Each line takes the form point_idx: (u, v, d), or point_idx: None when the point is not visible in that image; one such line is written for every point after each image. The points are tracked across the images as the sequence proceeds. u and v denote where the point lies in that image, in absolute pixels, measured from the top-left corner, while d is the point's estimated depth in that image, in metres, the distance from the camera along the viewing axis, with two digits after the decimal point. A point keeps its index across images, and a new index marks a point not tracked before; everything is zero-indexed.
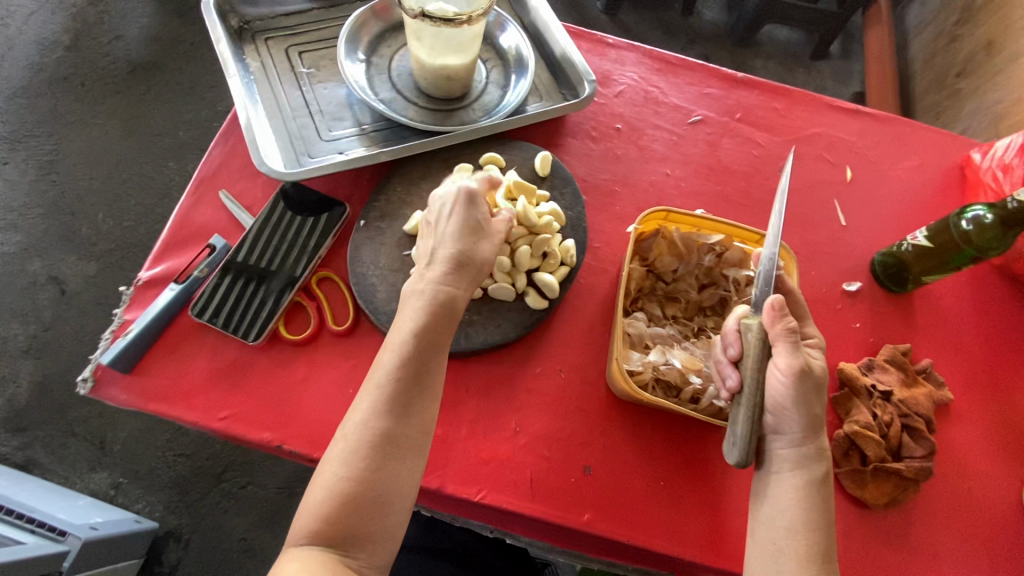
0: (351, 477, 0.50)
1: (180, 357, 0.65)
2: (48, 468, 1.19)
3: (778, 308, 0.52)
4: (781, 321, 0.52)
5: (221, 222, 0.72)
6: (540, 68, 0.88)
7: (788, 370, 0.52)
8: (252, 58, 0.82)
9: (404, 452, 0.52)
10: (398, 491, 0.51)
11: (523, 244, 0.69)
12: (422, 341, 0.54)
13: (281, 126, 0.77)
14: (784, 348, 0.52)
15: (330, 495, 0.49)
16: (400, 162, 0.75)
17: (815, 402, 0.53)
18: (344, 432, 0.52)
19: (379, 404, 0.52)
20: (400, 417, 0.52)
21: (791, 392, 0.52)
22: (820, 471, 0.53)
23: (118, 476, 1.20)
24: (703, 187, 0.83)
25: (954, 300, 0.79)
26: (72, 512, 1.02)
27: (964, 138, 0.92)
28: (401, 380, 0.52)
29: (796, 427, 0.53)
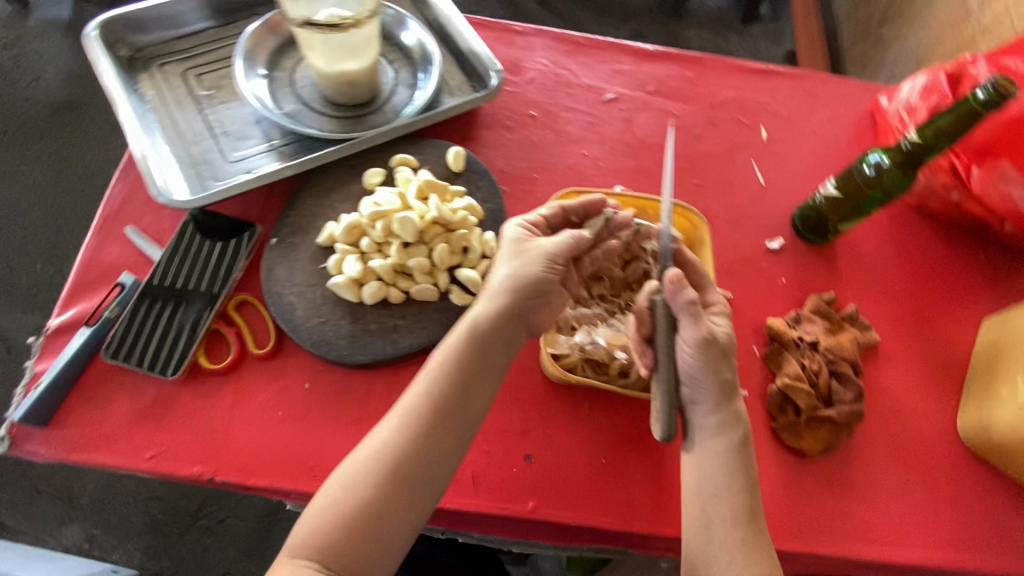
0: (360, 492, 0.53)
1: (100, 402, 0.63)
2: (17, 530, 1.16)
3: (676, 281, 0.55)
4: (681, 293, 0.55)
5: (130, 258, 0.70)
6: (449, 63, 0.86)
7: (693, 341, 0.55)
8: (147, 86, 0.79)
9: (418, 477, 0.55)
10: (399, 513, 0.54)
11: (440, 242, 0.68)
12: (462, 371, 0.58)
13: (184, 153, 0.75)
14: (686, 319, 0.56)
15: (334, 505, 0.53)
16: (309, 175, 0.74)
17: (723, 370, 0.56)
18: (364, 445, 0.56)
19: (403, 424, 0.56)
20: (421, 441, 0.55)
21: (699, 361, 0.55)
22: (737, 435, 0.55)
23: (91, 528, 1.17)
24: (621, 164, 0.83)
25: (875, 244, 0.81)
26: (46, 568, 1.00)
27: (873, 85, 0.94)
28: (427, 406, 0.57)
29: (709, 396, 0.55)
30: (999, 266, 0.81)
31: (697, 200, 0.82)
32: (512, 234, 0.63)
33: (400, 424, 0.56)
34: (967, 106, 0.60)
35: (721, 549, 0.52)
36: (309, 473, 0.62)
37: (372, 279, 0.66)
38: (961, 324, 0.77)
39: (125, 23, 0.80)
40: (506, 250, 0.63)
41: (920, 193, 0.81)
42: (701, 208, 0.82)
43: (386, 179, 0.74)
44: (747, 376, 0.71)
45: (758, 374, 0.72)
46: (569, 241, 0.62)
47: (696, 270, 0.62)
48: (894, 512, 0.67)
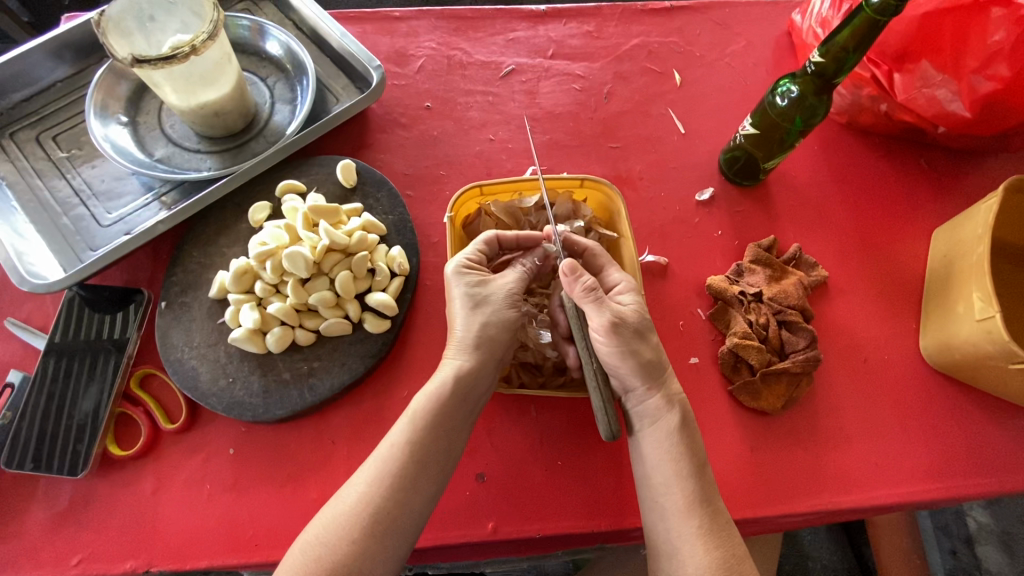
0: (341, 547, 0.48)
1: (12, 513, 0.58)
2: None
3: (569, 272, 0.53)
4: (578, 282, 0.53)
5: (16, 353, 0.64)
6: (327, 68, 0.79)
7: (603, 330, 0.52)
8: (0, 160, 0.73)
9: (400, 529, 0.50)
10: (380, 567, 0.49)
11: (341, 269, 0.63)
12: (444, 413, 0.54)
13: (52, 226, 0.68)
14: (590, 307, 0.53)
15: (313, 562, 0.48)
16: (191, 225, 0.68)
17: (643, 351, 0.53)
18: (340, 498, 0.51)
19: (379, 478, 0.51)
20: (402, 492, 0.51)
21: (613, 347, 0.52)
22: (675, 417, 0.53)
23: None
24: (532, 141, 0.77)
25: (810, 174, 0.76)
26: None
27: (785, 2, 0.87)
28: (406, 458, 0.52)
29: (637, 380, 0.53)
30: (940, 170, 0.76)
31: (617, 164, 0.77)
32: (464, 282, 0.58)
33: (377, 467, 0.52)
34: (863, 15, 0.54)
35: (681, 539, 0.49)
36: (249, 543, 0.57)
37: (275, 324, 0.62)
38: (912, 239, 0.73)
39: None
40: (461, 300, 0.57)
41: (848, 109, 0.76)
42: (623, 172, 0.76)
43: (274, 212, 0.69)
44: (696, 341, 0.68)
45: (707, 337, 0.68)
46: (519, 276, 0.59)
47: (591, 253, 0.60)
48: (872, 451, 0.64)
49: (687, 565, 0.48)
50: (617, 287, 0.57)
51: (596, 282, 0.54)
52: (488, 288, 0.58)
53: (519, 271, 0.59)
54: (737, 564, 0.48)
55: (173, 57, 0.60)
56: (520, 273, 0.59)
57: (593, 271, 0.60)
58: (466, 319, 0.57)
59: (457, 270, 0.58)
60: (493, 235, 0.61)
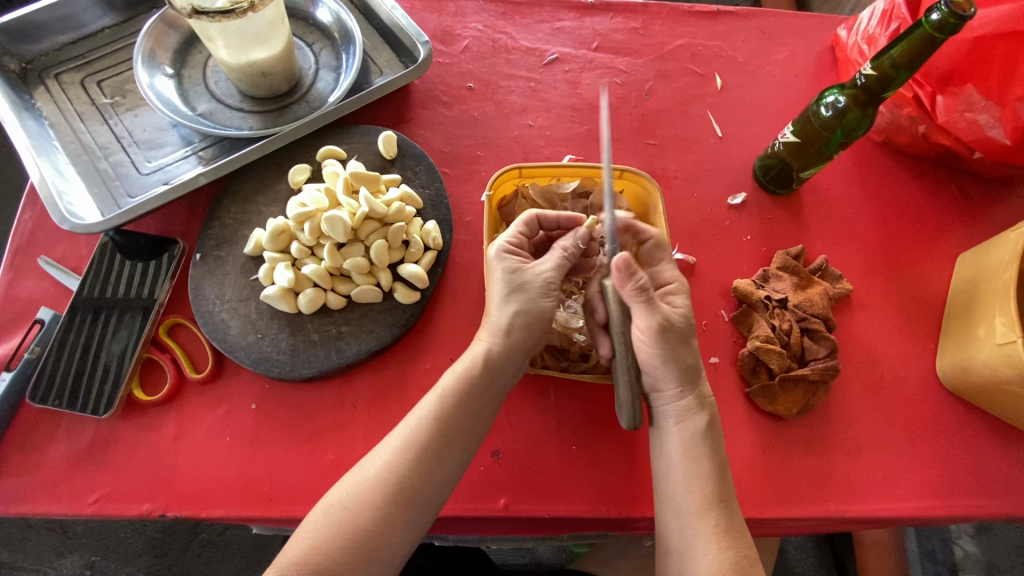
0: (364, 509, 0.49)
1: (34, 447, 0.59)
2: (15, 566, 1.10)
3: (625, 269, 0.51)
4: (629, 280, 0.51)
5: (48, 291, 0.65)
6: (374, 41, 0.80)
7: (649, 330, 0.53)
8: (44, 100, 0.73)
9: (419, 500, 0.51)
10: (396, 537, 0.50)
11: (378, 238, 0.64)
12: (469, 399, 0.55)
13: (93, 170, 0.69)
14: (640, 307, 0.52)
15: (335, 525, 0.49)
16: (230, 180, 0.69)
17: (685, 355, 0.54)
18: (368, 462, 0.52)
19: (406, 447, 0.52)
20: (427, 467, 0.52)
21: (654, 348, 0.53)
22: (702, 419, 0.55)
23: (91, 555, 1.11)
24: (570, 130, 0.78)
25: (842, 187, 0.77)
26: None
27: (831, 16, 0.88)
28: (434, 429, 0.53)
29: (671, 383, 0.54)
30: (971, 197, 0.77)
31: (653, 161, 0.77)
32: (503, 266, 0.58)
33: (400, 442, 0.53)
34: (921, 31, 0.55)
35: (696, 535, 0.50)
36: (265, 496, 0.58)
37: (308, 286, 0.63)
38: (936, 262, 0.74)
39: (8, 33, 0.72)
40: (501, 282, 0.58)
41: (886, 128, 0.77)
42: (658, 169, 0.77)
43: (314, 175, 0.70)
44: (717, 341, 0.69)
45: (729, 339, 0.69)
46: (559, 265, 0.58)
47: (656, 243, 0.61)
48: (878, 463, 0.65)
49: (700, 560, 0.49)
50: (669, 287, 0.59)
51: (648, 280, 0.53)
52: (526, 275, 0.58)
53: (559, 257, 0.58)
54: (750, 565, 0.49)
55: (231, 11, 0.61)
56: (559, 258, 0.58)
57: (649, 261, 0.61)
58: (501, 306, 0.57)
59: (495, 253, 0.59)
60: (533, 216, 0.61)
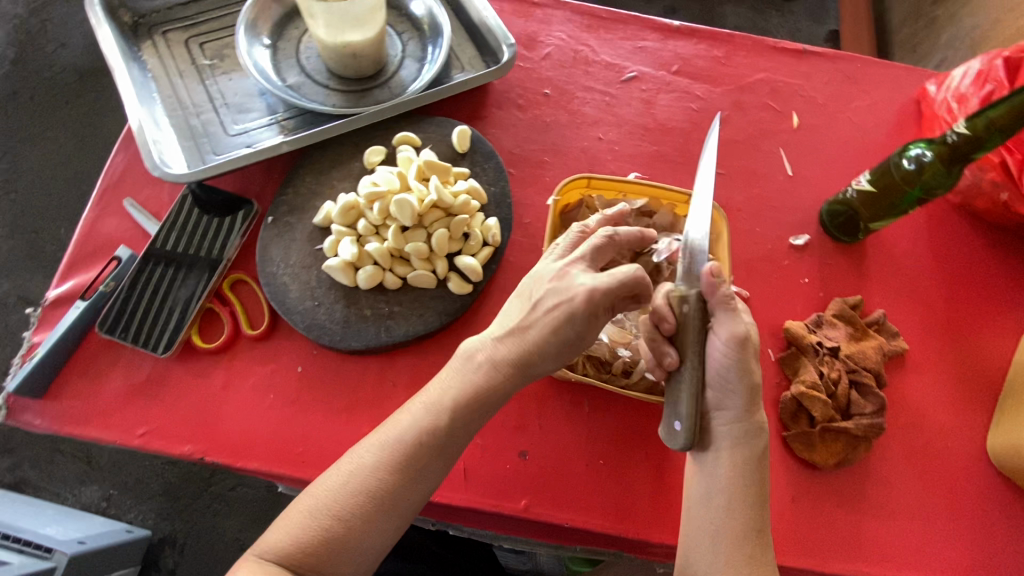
0: (335, 517, 0.48)
1: (94, 375, 0.63)
2: (39, 487, 1.16)
3: (717, 275, 0.49)
4: (718, 288, 0.50)
5: (128, 231, 0.69)
6: (461, 37, 0.82)
7: (729, 339, 0.50)
8: (150, 54, 0.78)
9: (393, 504, 0.49)
10: (370, 537, 0.48)
11: (440, 227, 0.66)
12: (454, 413, 0.51)
13: (184, 125, 0.73)
14: (723, 315, 0.50)
15: (311, 522, 0.48)
16: (309, 152, 0.72)
17: (752, 371, 0.51)
18: (348, 466, 0.50)
19: (393, 453, 0.50)
20: (409, 473, 0.49)
21: (731, 361, 0.50)
22: (758, 446, 0.52)
23: (109, 488, 1.17)
24: (639, 148, 0.78)
25: (911, 244, 0.75)
26: (62, 527, 1.00)
27: (920, 70, 0.86)
28: (420, 437, 0.50)
29: (738, 402, 0.51)
30: None
31: (717, 190, 0.77)
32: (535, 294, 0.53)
33: (384, 449, 0.50)
34: None
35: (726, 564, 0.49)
36: (298, 458, 0.60)
37: (368, 263, 0.65)
38: (999, 335, 0.71)
39: None
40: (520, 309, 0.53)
41: (965, 190, 0.74)
42: (722, 199, 0.76)
43: (388, 158, 0.72)
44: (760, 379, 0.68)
45: (772, 379, 0.68)
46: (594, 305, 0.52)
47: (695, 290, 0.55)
48: (909, 532, 0.62)
49: None
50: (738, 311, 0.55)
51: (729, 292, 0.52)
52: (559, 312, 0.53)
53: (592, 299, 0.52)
54: None
55: None
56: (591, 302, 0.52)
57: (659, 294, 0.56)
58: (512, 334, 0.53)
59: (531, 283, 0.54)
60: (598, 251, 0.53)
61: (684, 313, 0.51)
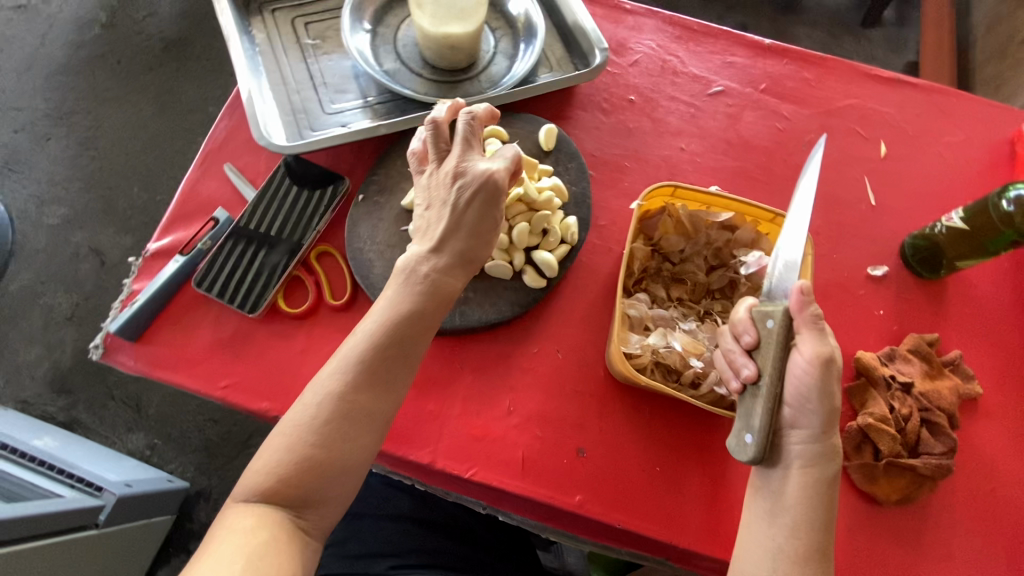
0: (303, 450, 0.49)
1: (185, 326, 0.67)
2: (90, 429, 1.23)
3: (807, 294, 0.50)
4: (807, 307, 0.50)
5: (226, 195, 0.73)
6: (552, 38, 0.84)
7: (813, 359, 0.50)
8: (258, 30, 0.82)
9: (373, 417, 0.52)
10: (356, 455, 0.50)
11: (523, 220, 0.67)
12: (387, 344, 0.53)
13: (285, 100, 0.77)
14: (811, 335, 0.51)
15: (286, 455, 0.48)
16: (400, 137, 0.75)
17: (834, 394, 0.51)
18: (302, 405, 0.51)
19: (344, 378, 0.51)
20: (373, 386, 0.52)
21: (813, 381, 0.50)
22: (830, 470, 0.51)
23: (154, 438, 1.23)
24: (719, 162, 0.78)
25: (994, 287, 0.73)
26: (112, 469, 1.06)
27: (1018, 110, 0.83)
28: (367, 355, 0.52)
29: (814, 423, 0.51)
30: None
31: None
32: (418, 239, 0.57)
33: (346, 370, 0.52)
34: None
35: None
36: None
37: None
38: None
39: None
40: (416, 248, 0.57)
41: None
42: None
43: None
44: None
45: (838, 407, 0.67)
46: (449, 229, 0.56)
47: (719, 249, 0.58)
48: None
49: None
50: None
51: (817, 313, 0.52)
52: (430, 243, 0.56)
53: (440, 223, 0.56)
54: None
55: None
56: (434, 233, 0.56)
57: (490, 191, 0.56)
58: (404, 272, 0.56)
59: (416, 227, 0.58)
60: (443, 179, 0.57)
61: (768, 329, 0.52)
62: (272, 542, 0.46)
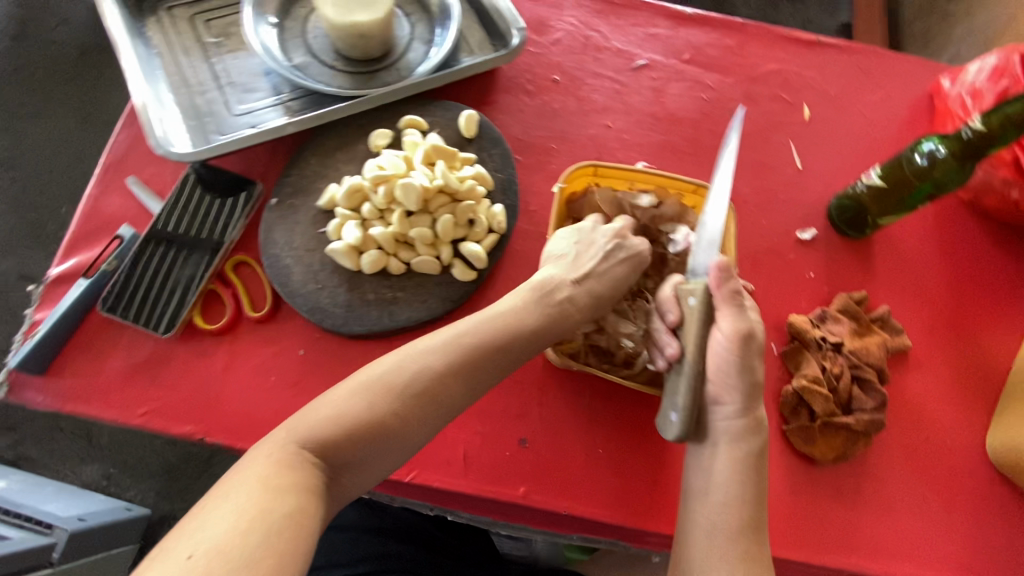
0: (343, 434, 0.46)
1: (96, 353, 0.63)
2: (40, 463, 1.17)
3: (722, 271, 0.51)
4: (726, 281, 0.51)
5: (130, 210, 0.68)
6: (470, 20, 0.81)
7: (732, 335, 0.52)
8: (154, 30, 0.76)
9: (411, 434, 0.49)
10: (378, 461, 0.47)
11: (445, 212, 0.65)
12: (463, 361, 0.51)
13: (188, 104, 0.72)
14: (729, 311, 0.52)
15: (328, 434, 0.46)
16: (313, 134, 0.71)
17: (753, 368, 0.53)
18: (352, 388, 0.48)
19: (413, 379, 0.49)
20: (431, 405, 0.49)
21: (733, 356, 0.52)
22: (756, 443, 0.53)
23: (109, 466, 1.18)
24: (647, 137, 0.77)
25: (918, 241, 0.74)
26: (63, 505, 1.01)
27: (935, 64, 0.85)
28: (439, 365, 0.50)
29: (737, 397, 0.52)
30: None
31: None
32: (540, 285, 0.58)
33: (410, 373, 0.49)
34: None
35: (720, 557, 0.50)
36: None
37: (372, 247, 0.64)
38: (1002, 335, 0.71)
39: None
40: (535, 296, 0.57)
41: (975, 188, 0.74)
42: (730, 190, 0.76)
43: (394, 141, 0.72)
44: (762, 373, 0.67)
45: (775, 373, 0.67)
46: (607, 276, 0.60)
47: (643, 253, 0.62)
48: (904, 527, 0.63)
49: None
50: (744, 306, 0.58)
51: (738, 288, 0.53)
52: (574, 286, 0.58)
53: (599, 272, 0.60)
54: None
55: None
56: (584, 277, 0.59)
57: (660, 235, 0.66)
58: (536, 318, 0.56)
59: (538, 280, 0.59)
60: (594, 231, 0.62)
61: (690, 306, 0.52)
62: (302, 511, 0.41)
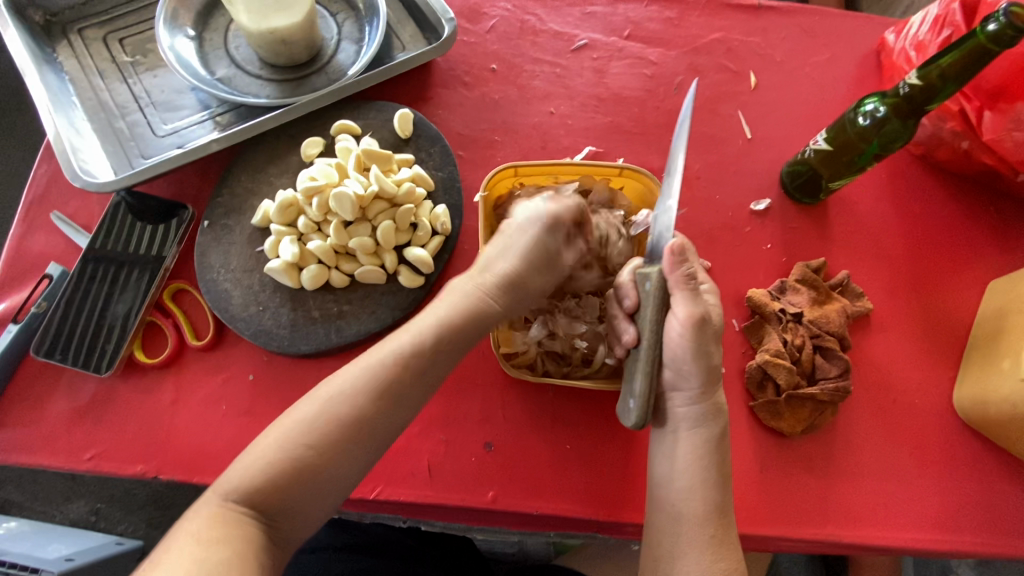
0: (294, 457, 0.43)
1: (36, 400, 0.60)
2: (23, 506, 1.14)
3: (677, 253, 0.49)
4: (679, 265, 0.49)
5: (58, 247, 0.65)
6: (399, 14, 0.78)
7: (688, 320, 0.49)
8: (66, 55, 0.73)
9: (369, 442, 0.45)
10: (340, 477, 0.44)
11: (385, 219, 0.63)
12: (423, 352, 0.48)
13: (109, 130, 0.69)
14: (683, 296, 0.50)
15: (275, 465, 0.43)
16: (242, 149, 0.68)
17: (711, 353, 0.51)
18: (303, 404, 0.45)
19: (365, 384, 0.46)
20: (387, 406, 0.46)
21: (688, 342, 0.50)
22: (716, 427, 0.52)
23: (96, 502, 1.15)
24: (593, 120, 0.75)
25: (874, 201, 0.73)
26: (44, 548, 0.95)
27: (880, 18, 0.83)
28: (394, 362, 0.47)
29: (694, 382, 0.51)
30: (1009, 222, 0.73)
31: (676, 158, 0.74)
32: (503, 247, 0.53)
33: (363, 377, 0.46)
34: (974, 41, 0.52)
35: (687, 543, 0.49)
36: None
37: (312, 262, 0.62)
38: (964, 287, 0.71)
39: None
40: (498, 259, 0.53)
41: (926, 141, 0.73)
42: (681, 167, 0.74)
43: (327, 149, 0.69)
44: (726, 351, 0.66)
45: (738, 350, 0.66)
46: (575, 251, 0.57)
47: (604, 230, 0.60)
48: (879, 490, 0.63)
49: (688, 570, 0.48)
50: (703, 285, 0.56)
51: (693, 271, 0.51)
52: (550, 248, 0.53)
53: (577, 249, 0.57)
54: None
55: None
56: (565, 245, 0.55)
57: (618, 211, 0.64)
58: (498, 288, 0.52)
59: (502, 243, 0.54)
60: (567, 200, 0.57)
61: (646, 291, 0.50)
62: (242, 556, 0.40)
